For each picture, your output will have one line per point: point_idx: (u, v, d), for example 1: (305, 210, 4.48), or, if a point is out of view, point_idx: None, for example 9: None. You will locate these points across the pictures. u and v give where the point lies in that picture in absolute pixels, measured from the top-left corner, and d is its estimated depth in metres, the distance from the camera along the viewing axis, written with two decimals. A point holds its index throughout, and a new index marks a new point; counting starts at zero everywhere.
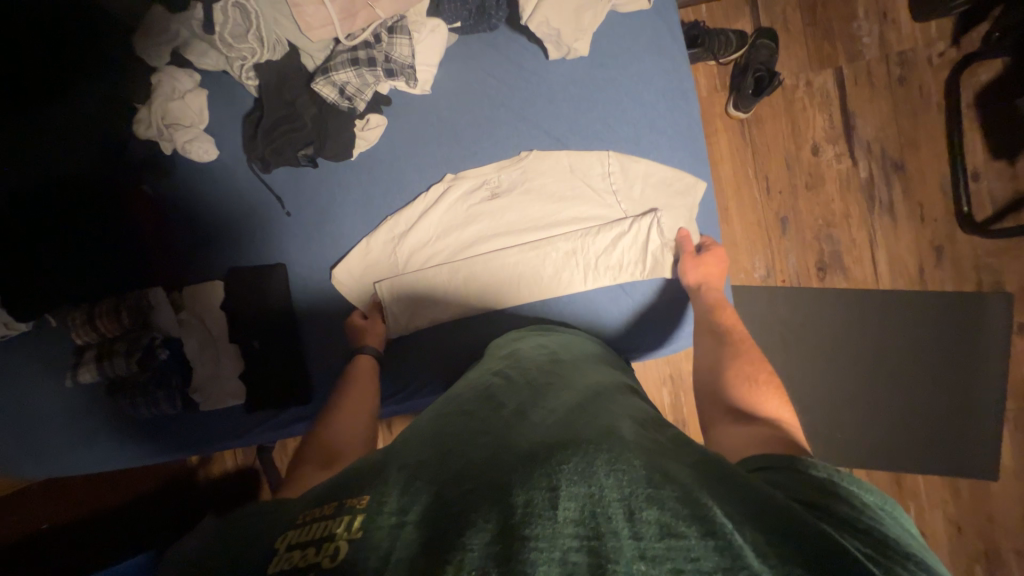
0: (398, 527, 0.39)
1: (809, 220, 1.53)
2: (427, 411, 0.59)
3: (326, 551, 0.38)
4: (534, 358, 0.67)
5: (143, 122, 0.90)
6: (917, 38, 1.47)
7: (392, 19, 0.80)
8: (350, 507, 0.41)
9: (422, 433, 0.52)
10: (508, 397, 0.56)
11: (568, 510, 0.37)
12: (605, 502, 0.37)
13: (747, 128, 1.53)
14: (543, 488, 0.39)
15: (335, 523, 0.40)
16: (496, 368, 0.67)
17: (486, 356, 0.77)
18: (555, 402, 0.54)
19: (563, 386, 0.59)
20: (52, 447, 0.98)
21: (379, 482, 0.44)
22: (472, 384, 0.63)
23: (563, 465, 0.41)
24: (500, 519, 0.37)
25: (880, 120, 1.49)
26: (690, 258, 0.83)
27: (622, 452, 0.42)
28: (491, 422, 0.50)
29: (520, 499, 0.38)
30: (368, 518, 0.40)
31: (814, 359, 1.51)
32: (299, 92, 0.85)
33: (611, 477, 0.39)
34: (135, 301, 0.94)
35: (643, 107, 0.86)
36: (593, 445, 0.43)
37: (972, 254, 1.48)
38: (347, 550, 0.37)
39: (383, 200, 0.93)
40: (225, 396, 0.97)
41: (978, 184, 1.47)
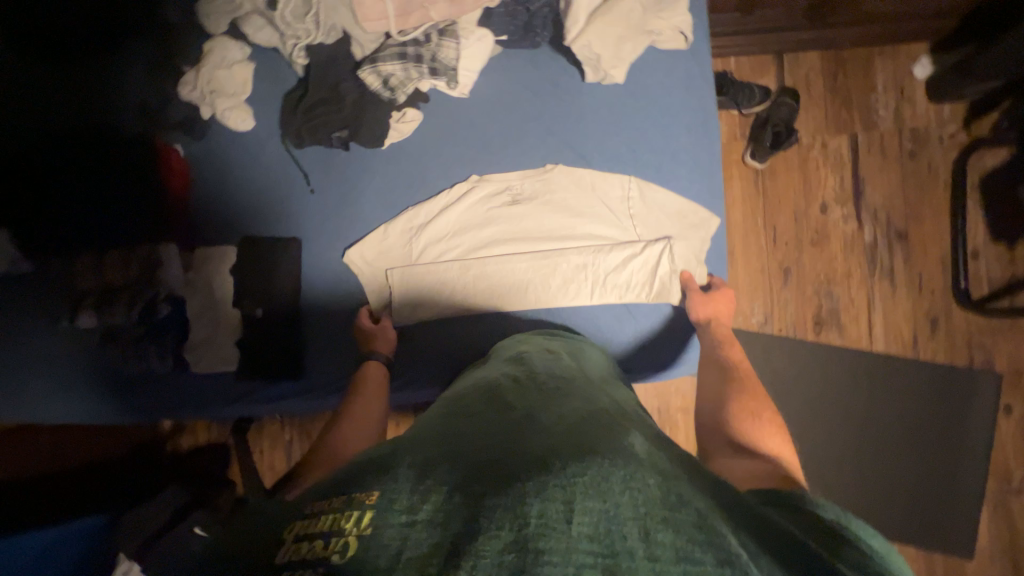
0: (408, 526, 0.38)
1: (811, 275, 1.56)
2: (436, 408, 0.60)
3: (334, 546, 0.37)
4: (545, 366, 0.68)
5: (189, 84, 0.95)
6: (931, 117, 1.54)
7: (444, 23, 0.85)
8: (359, 502, 0.40)
9: (432, 433, 0.52)
10: (516, 401, 0.57)
11: (582, 524, 0.36)
12: (620, 519, 0.37)
13: (761, 179, 1.58)
14: (558, 499, 0.38)
15: (344, 518, 0.39)
16: (506, 369, 0.68)
17: (494, 357, 0.77)
18: (564, 409, 0.54)
19: (572, 394, 0.59)
20: (31, 389, 0.96)
21: (392, 477, 0.43)
22: (482, 386, 0.64)
23: (578, 476, 0.40)
24: (512, 525, 0.36)
25: (889, 189, 1.55)
26: (697, 296, 0.85)
27: (638, 468, 0.42)
28: (503, 428, 0.50)
29: (533, 508, 0.37)
30: (379, 513, 0.39)
31: (804, 412, 1.51)
32: (344, 77, 0.89)
33: (626, 493, 0.39)
34: (148, 255, 0.95)
35: (669, 139, 0.90)
36: (608, 458, 0.43)
37: (966, 330, 1.51)
38: (356, 546, 0.37)
39: (406, 190, 0.96)
40: (218, 359, 0.97)
41: (977, 262, 1.51)
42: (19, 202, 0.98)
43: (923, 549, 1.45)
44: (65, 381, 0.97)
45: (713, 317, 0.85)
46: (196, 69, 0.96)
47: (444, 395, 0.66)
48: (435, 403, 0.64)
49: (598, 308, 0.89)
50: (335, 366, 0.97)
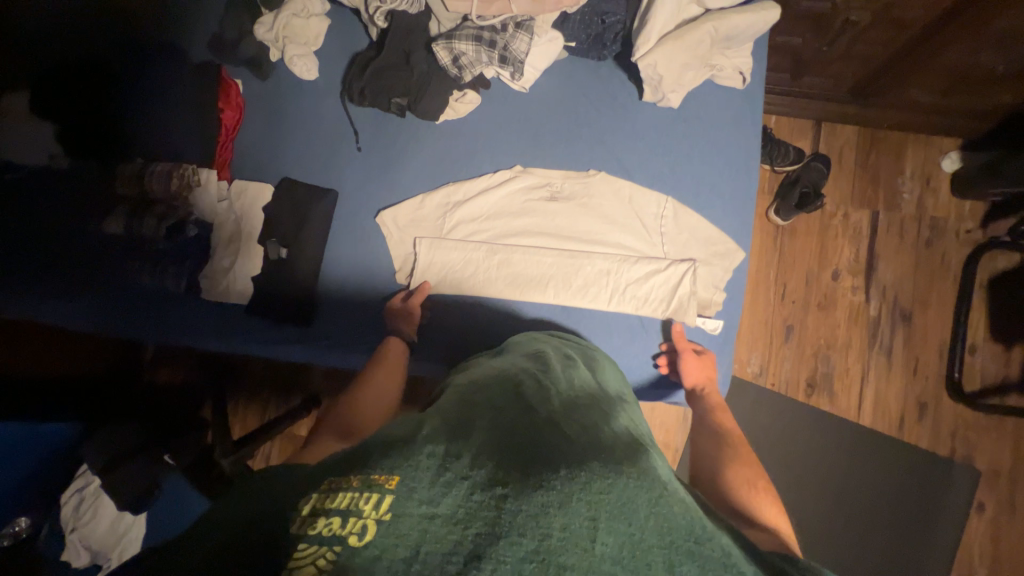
0: (427, 519, 0.40)
1: (812, 337, 1.59)
2: (455, 392, 0.62)
3: (353, 527, 0.39)
4: (563, 370, 0.69)
5: (264, 24, 0.96)
6: (950, 210, 1.60)
7: (523, 17, 0.88)
8: (379, 486, 0.41)
9: (451, 419, 0.53)
10: (536, 401, 0.58)
11: (605, 545, 0.39)
12: (644, 545, 0.40)
13: (780, 235, 1.63)
14: (584, 517, 0.41)
15: (362, 499, 0.40)
16: (525, 365, 0.69)
17: (509, 348, 0.80)
18: (584, 422, 0.56)
19: (591, 408, 0.61)
20: (43, 288, 0.97)
21: (410, 462, 0.44)
22: (499, 377, 0.65)
23: (605, 496, 0.43)
24: (534, 531, 0.39)
25: (901, 270, 1.59)
26: (691, 359, 0.86)
27: (663, 495, 0.45)
28: (524, 430, 0.52)
29: (558, 522, 0.40)
30: (399, 500, 0.40)
31: (786, 471, 1.50)
32: (417, 47, 0.92)
33: (651, 518, 0.42)
34: (185, 175, 0.96)
35: (710, 169, 0.93)
36: (634, 481, 0.45)
37: (952, 421, 1.53)
38: (375, 530, 0.39)
39: (449, 166, 0.98)
40: (232, 291, 0.98)
41: (973, 357, 1.54)
42: (64, 93, 0.97)
43: None
44: (77, 282, 0.97)
45: (703, 381, 0.85)
46: (273, 11, 0.97)
47: (459, 380, 0.68)
48: (449, 387, 0.66)
49: (613, 314, 0.91)
50: (345, 322, 0.98)
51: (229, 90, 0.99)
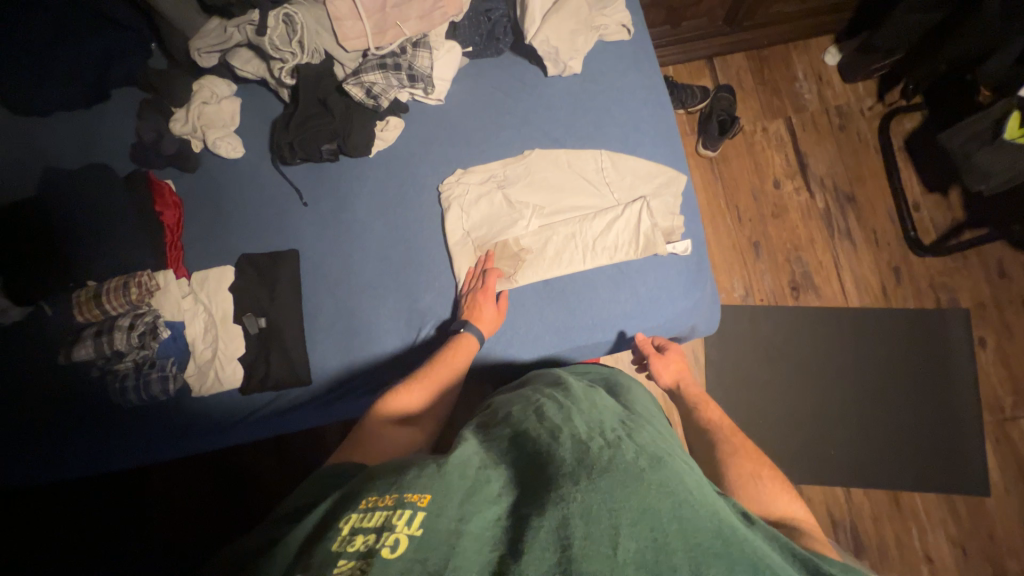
0: (456, 534, 0.46)
1: (779, 244, 1.67)
2: (486, 423, 0.67)
3: (387, 540, 0.46)
4: (583, 389, 0.74)
5: (181, 120, 1.02)
6: (848, 95, 1.75)
7: (417, 37, 0.96)
8: (411, 503, 0.49)
9: (482, 451, 0.59)
10: (557, 413, 0.63)
11: (626, 548, 0.44)
12: (666, 547, 0.45)
13: (716, 165, 1.73)
14: (605, 525, 0.45)
15: (396, 516, 0.48)
16: (549, 389, 0.73)
17: (531, 379, 0.84)
18: (612, 432, 0.59)
19: (620, 421, 0.64)
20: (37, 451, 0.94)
21: (441, 481, 0.51)
22: (523, 402, 0.70)
23: (624, 502, 0.47)
24: (557, 542, 0.45)
25: (829, 159, 1.71)
26: (659, 362, 0.92)
27: (687, 500, 0.49)
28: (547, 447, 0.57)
29: (579, 531, 0.45)
30: (430, 517, 0.47)
31: (800, 375, 1.57)
32: (330, 92, 0.97)
33: (674, 522, 0.47)
34: (142, 282, 0.96)
35: (629, 113, 1.00)
36: (656, 486, 0.49)
37: (927, 275, 1.62)
38: (406, 545, 0.45)
39: (396, 191, 1.01)
40: (222, 380, 0.96)
41: (920, 212, 1.66)
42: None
43: (939, 491, 1.48)
44: (68, 424, 0.95)
45: (676, 376, 0.92)
46: (186, 107, 1.03)
47: (488, 411, 0.73)
48: (481, 419, 0.69)
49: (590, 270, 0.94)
50: (344, 368, 0.97)
51: (162, 190, 1.01)
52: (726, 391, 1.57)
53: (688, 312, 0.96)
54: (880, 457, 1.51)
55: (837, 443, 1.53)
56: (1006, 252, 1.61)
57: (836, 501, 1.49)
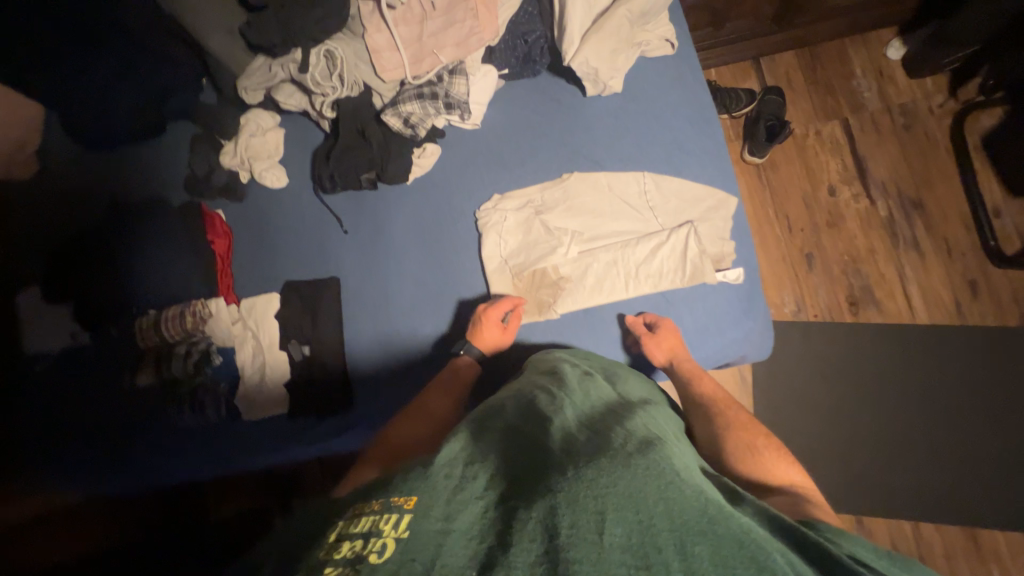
0: (444, 533, 0.44)
1: (835, 256, 1.55)
2: (475, 418, 0.66)
3: (372, 547, 0.42)
4: (576, 382, 0.74)
5: (230, 153, 1.07)
6: (915, 92, 1.60)
7: (453, 63, 0.95)
8: (398, 507, 0.46)
9: (471, 442, 0.58)
10: (547, 411, 0.63)
11: (614, 534, 0.43)
12: (654, 530, 0.44)
13: (763, 172, 1.63)
14: (592, 512, 0.44)
15: (383, 520, 0.45)
16: (541, 384, 0.73)
17: (525, 372, 0.83)
18: (600, 428, 0.59)
19: (610, 415, 0.65)
20: (101, 468, 1.01)
21: (427, 482, 0.49)
22: (515, 400, 0.70)
23: (610, 488, 0.47)
24: (545, 532, 0.43)
25: (892, 162, 1.58)
26: (649, 339, 0.86)
27: (673, 482, 0.49)
28: (536, 441, 0.57)
29: (565, 519, 0.44)
30: (417, 518, 0.44)
31: (858, 397, 1.46)
32: (368, 122, 0.98)
33: (661, 504, 0.46)
34: (195, 309, 0.99)
35: (674, 132, 0.96)
36: (643, 470, 0.49)
37: (1009, 288, 1.46)
38: (394, 546, 0.42)
39: (433, 216, 1.01)
40: (269, 404, 0.99)
41: (1000, 219, 1.50)
42: (70, 275, 1.02)
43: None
44: (129, 442, 1.01)
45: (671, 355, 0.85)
46: (234, 139, 1.07)
47: (480, 406, 0.72)
48: (473, 415, 0.69)
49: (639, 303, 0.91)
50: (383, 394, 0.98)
51: (213, 221, 1.06)
52: (776, 413, 1.47)
53: (740, 342, 0.90)
54: (953, 489, 1.37)
55: (902, 471, 1.40)
56: None
57: (902, 536, 1.36)
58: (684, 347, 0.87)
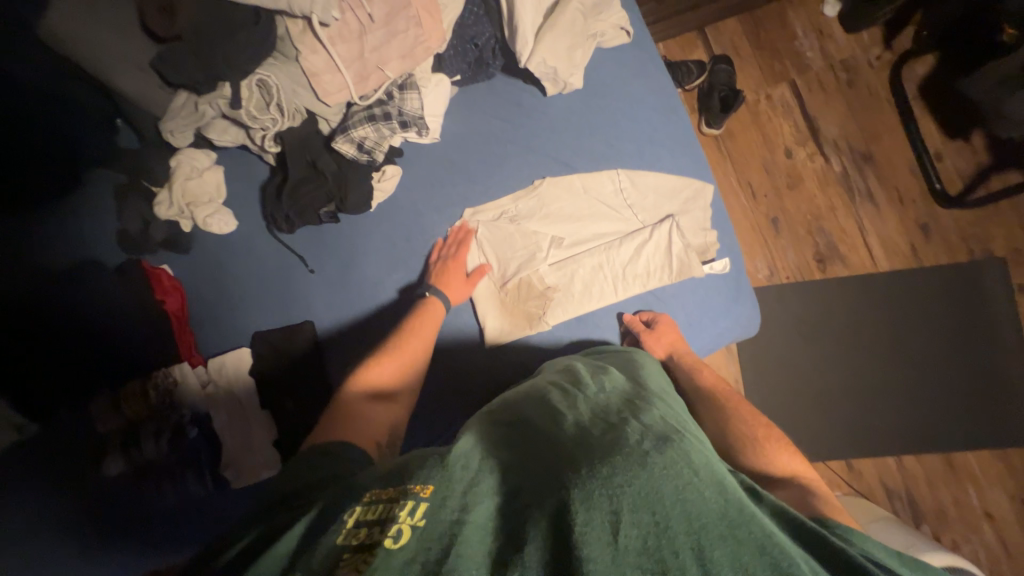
0: (459, 524, 0.43)
1: (799, 216, 1.60)
2: (486, 414, 0.63)
3: (390, 531, 0.43)
4: (590, 372, 0.71)
5: (164, 203, 0.94)
6: (854, 47, 1.64)
7: (401, 78, 0.88)
8: (415, 494, 0.46)
9: (485, 436, 0.56)
10: (562, 403, 0.60)
11: (629, 535, 0.40)
12: (671, 532, 0.41)
13: (722, 142, 1.65)
14: (605, 511, 0.42)
15: (399, 507, 0.45)
16: (554, 379, 0.70)
17: (539, 370, 0.79)
18: (616, 416, 0.56)
19: (627, 404, 0.61)
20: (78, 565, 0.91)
21: (444, 474, 0.48)
22: (529, 392, 0.67)
23: (625, 485, 0.43)
24: (558, 530, 0.41)
25: (840, 119, 1.62)
26: (647, 334, 0.86)
27: (692, 482, 0.45)
28: (552, 432, 0.54)
29: (579, 517, 0.41)
30: (433, 507, 0.44)
31: (836, 349, 1.52)
32: (320, 152, 0.91)
33: (678, 506, 0.43)
34: (161, 380, 0.92)
35: (640, 125, 0.95)
36: (661, 469, 0.45)
37: (956, 227, 1.55)
38: (410, 534, 0.42)
39: (405, 242, 0.96)
40: (259, 467, 0.92)
41: (943, 162, 1.57)
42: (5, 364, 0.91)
43: (993, 447, 1.44)
44: (108, 532, 0.92)
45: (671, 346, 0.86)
46: (166, 186, 0.95)
47: (493, 402, 0.68)
48: (486, 408, 0.66)
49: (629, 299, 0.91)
50: None
51: (161, 278, 0.95)
52: (763, 374, 1.52)
53: (732, 329, 0.92)
54: (929, 422, 1.47)
55: (882, 411, 1.49)
56: None
57: (888, 472, 1.46)
58: (683, 341, 0.87)
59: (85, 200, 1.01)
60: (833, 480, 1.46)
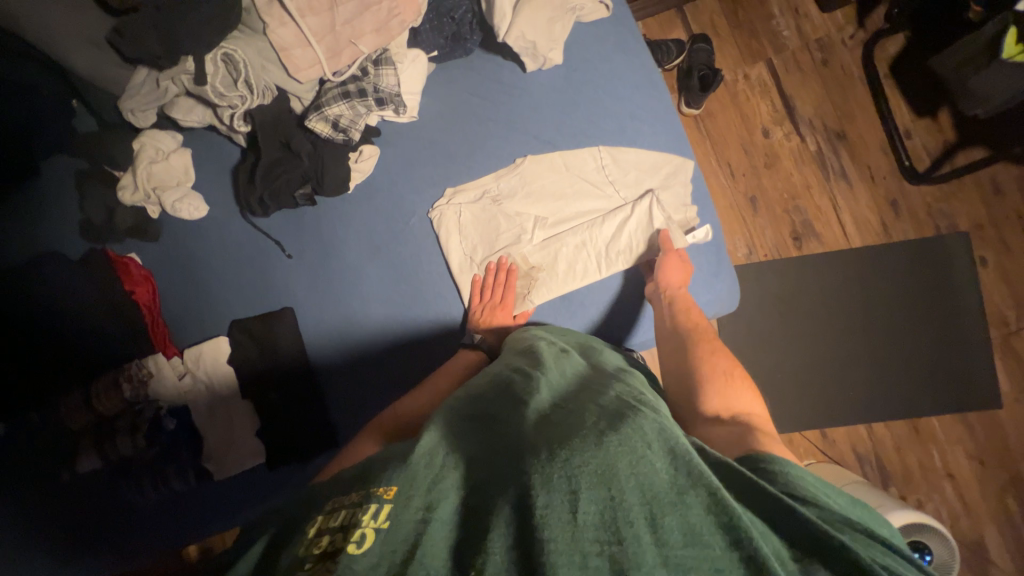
0: (424, 522, 0.43)
1: (776, 195, 1.63)
2: (451, 405, 0.63)
3: (353, 536, 0.41)
4: (553, 356, 0.71)
5: (129, 187, 0.89)
6: (828, 26, 1.66)
7: (376, 53, 0.86)
8: (376, 497, 0.45)
9: (450, 427, 0.56)
10: (525, 391, 0.60)
11: (587, 513, 0.42)
12: (626, 505, 0.42)
13: (701, 123, 1.66)
14: (564, 493, 0.43)
15: (361, 510, 0.44)
16: (518, 363, 0.69)
17: (503, 351, 0.79)
18: (576, 404, 0.57)
19: (587, 389, 0.62)
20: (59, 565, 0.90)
21: (406, 473, 0.47)
22: (493, 380, 0.67)
23: (583, 465, 0.45)
24: (520, 516, 0.42)
25: (816, 98, 1.65)
26: (670, 257, 0.87)
27: (644, 455, 0.46)
28: (513, 421, 0.55)
29: (540, 501, 0.42)
30: (397, 508, 0.43)
31: (808, 325, 1.57)
32: (293, 131, 0.88)
33: (632, 479, 0.44)
34: (131, 373, 0.88)
35: (621, 102, 0.95)
36: (615, 447, 0.46)
37: (924, 202, 1.61)
38: (373, 539, 0.41)
39: (386, 225, 0.94)
40: (244, 458, 0.91)
41: (912, 140, 1.62)
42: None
43: (955, 412, 1.52)
44: (96, 528, 0.90)
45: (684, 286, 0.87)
46: (131, 169, 0.90)
47: (459, 390, 0.68)
48: (452, 397, 0.66)
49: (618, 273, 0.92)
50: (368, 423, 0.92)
51: (128, 268, 0.92)
52: (742, 352, 1.56)
53: (713, 303, 0.94)
54: (897, 390, 1.53)
55: (852, 382, 1.55)
56: (999, 169, 1.59)
57: (859, 438, 1.53)
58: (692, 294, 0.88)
59: (43, 186, 0.96)
60: (809, 448, 1.53)
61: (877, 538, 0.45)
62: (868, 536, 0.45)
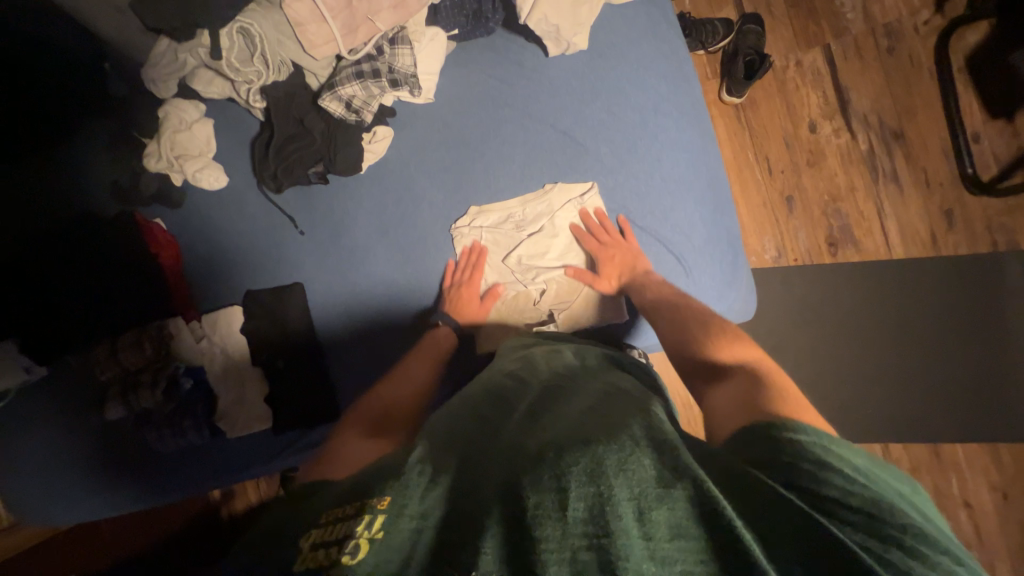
0: (419, 530, 0.42)
1: (815, 196, 1.52)
2: (439, 414, 0.63)
3: (347, 548, 0.40)
4: (546, 362, 0.71)
5: (153, 154, 0.92)
6: (901, 8, 1.49)
7: (393, 31, 0.84)
8: (370, 507, 0.43)
9: (442, 432, 0.56)
10: (518, 399, 0.61)
11: (577, 510, 0.40)
12: (615, 500, 0.40)
13: (742, 112, 1.55)
14: (554, 490, 0.41)
15: (354, 522, 0.42)
16: (509, 370, 0.70)
17: (497, 359, 0.79)
18: (564, 404, 0.57)
19: (574, 389, 0.61)
20: (84, 497, 0.99)
21: (400, 483, 0.46)
22: (484, 385, 0.68)
23: (573, 464, 0.43)
24: (512, 517, 0.41)
25: (874, 91, 1.50)
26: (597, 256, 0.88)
27: (633, 452, 0.44)
28: (504, 428, 0.55)
29: (531, 501, 0.41)
30: (390, 518, 0.42)
31: (833, 336, 1.50)
32: (307, 109, 0.89)
33: (621, 476, 0.42)
34: (156, 333, 0.94)
35: (644, 92, 0.91)
36: (603, 446, 0.45)
37: (982, 214, 1.46)
38: (368, 549, 0.39)
39: (395, 208, 0.94)
40: (253, 420, 0.96)
41: (979, 144, 1.47)
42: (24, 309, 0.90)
43: (984, 441, 1.42)
44: (129, 465, 0.99)
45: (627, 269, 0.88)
46: (156, 137, 0.93)
47: (452, 399, 0.67)
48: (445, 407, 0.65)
49: (582, 249, 0.92)
50: None
51: (153, 232, 0.95)
52: None
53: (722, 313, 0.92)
54: (923, 410, 1.45)
55: (874, 398, 1.48)
56: None
57: None
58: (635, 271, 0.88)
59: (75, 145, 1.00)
60: None
61: (879, 512, 0.41)
62: (867, 511, 0.40)
